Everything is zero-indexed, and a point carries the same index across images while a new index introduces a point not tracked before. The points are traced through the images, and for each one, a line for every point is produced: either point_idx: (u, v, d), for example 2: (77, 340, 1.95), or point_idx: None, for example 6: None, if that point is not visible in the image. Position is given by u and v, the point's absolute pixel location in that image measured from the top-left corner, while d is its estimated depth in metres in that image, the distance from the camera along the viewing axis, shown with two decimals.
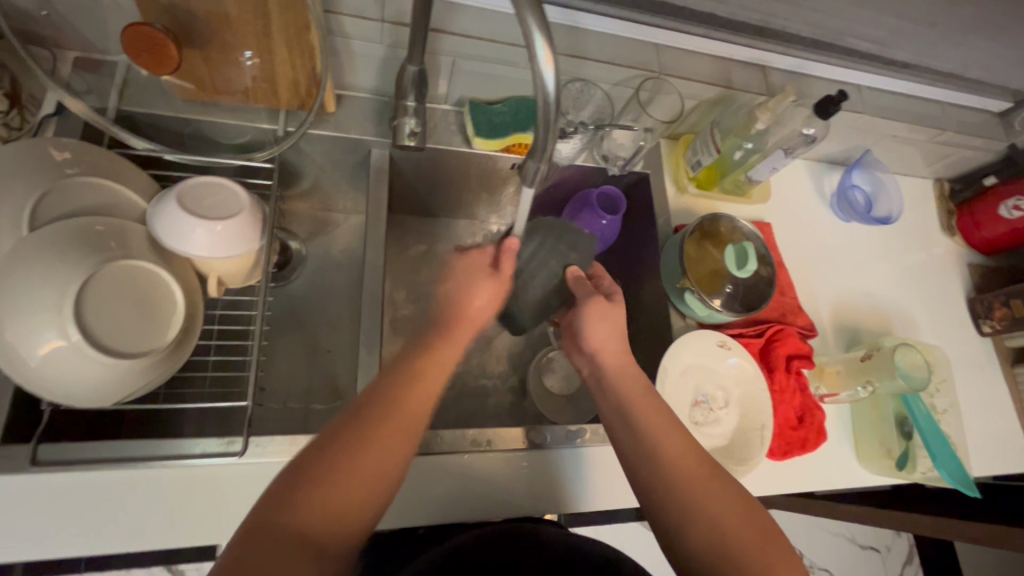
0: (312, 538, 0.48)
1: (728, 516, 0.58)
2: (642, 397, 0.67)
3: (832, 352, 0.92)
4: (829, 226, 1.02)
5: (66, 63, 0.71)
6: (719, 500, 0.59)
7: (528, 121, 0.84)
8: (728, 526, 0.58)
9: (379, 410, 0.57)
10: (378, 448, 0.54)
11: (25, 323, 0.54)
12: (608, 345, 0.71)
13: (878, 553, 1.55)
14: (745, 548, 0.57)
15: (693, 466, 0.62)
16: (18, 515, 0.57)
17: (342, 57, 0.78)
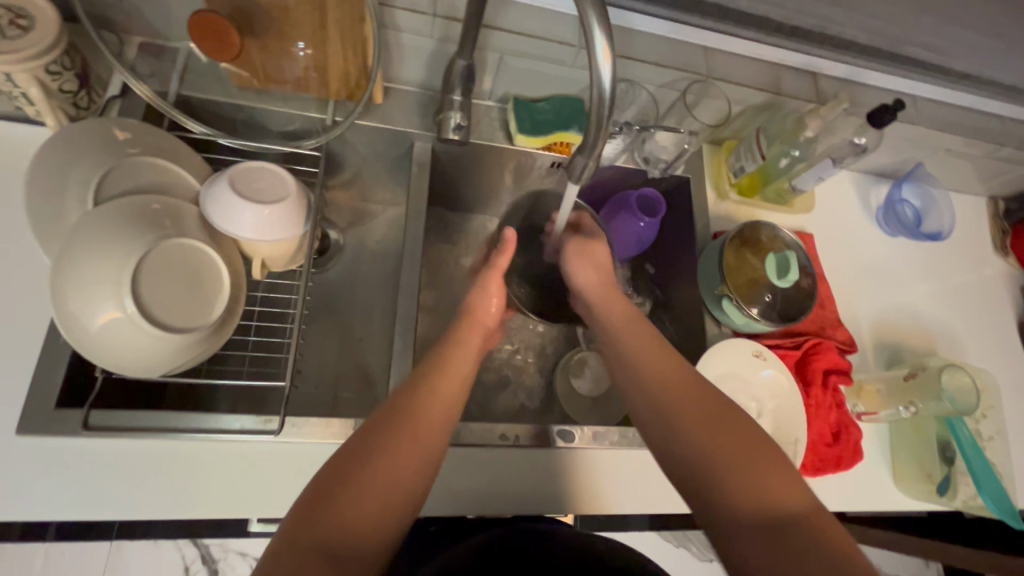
0: (339, 562, 0.47)
1: (715, 435, 0.57)
2: (631, 327, 0.67)
3: (871, 369, 0.90)
4: (874, 239, 0.99)
5: (131, 47, 0.74)
6: (707, 421, 0.58)
7: (571, 119, 0.84)
8: (717, 447, 0.56)
9: (398, 417, 0.56)
10: (396, 454, 0.54)
11: (86, 295, 0.56)
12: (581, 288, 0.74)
13: None
14: (738, 468, 0.55)
15: (681, 389, 0.61)
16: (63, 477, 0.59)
17: (392, 50, 0.79)
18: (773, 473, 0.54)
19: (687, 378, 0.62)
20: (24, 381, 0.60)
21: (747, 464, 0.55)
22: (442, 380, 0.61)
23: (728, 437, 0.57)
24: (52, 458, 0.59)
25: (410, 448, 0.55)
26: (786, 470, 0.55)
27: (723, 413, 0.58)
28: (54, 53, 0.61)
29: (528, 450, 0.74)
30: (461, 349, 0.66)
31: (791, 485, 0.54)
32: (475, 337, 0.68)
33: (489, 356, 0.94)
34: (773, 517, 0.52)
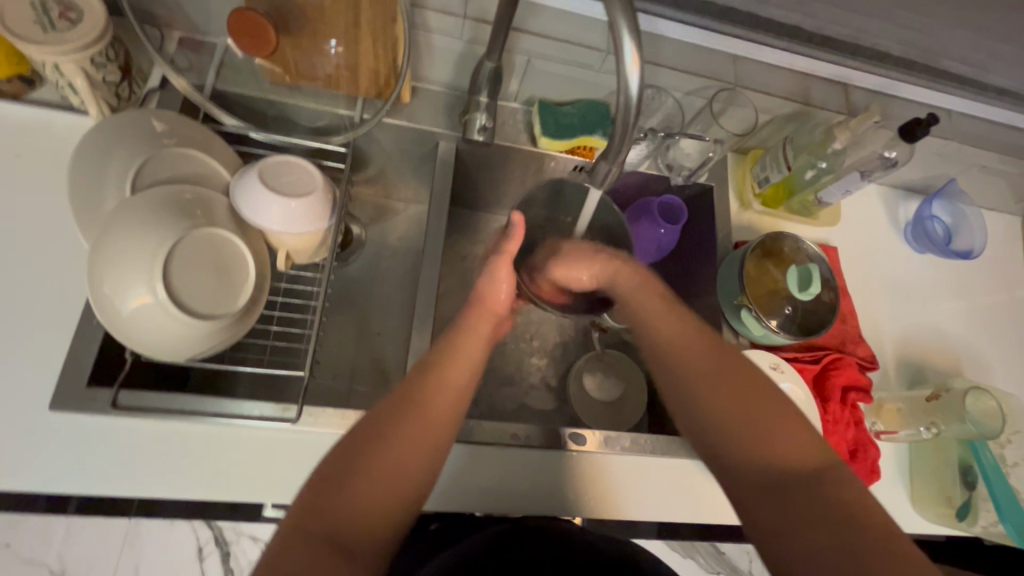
0: (347, 547, 0.48)
1: (738, 399, 0.58)
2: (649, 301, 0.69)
3: (892, 388, 0.88)
4: (900, 255, 0.97)
5: (172, 42, 0.77)
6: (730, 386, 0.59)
7: (596, 125, 0.84)
8: (740, 410, 0.57)
9: (410, 406, 0.58)
10: (406, 439, 0.56)
11: (121, 279, 0.58)
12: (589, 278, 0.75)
13: None
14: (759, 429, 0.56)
15: (703, 355, 0.62)
16: (87, 454, 0.61)
17: (422, 51, 0.80)
18: (787, 428, 0.55)
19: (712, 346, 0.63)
20: (59, 359, 0.63)
21: (769, 425, 0.56)
22: (451, 372, 0.63)
23: (753, 402, 0.58)
24: (80, 434, 0.61)
25: (422, 437, 0.57)
26: (792, 428, 0.56)
27: (747, 378, 0.60)
28: (100, 45, 0.63)
29: (539, 451, 0.75)
30: (467, 343, 0.67)
31: (795, 441, 0.55)
32: (483, 328, 0.70)
33: (502, 356, 0.95)
34: (776, 471, 0.53)
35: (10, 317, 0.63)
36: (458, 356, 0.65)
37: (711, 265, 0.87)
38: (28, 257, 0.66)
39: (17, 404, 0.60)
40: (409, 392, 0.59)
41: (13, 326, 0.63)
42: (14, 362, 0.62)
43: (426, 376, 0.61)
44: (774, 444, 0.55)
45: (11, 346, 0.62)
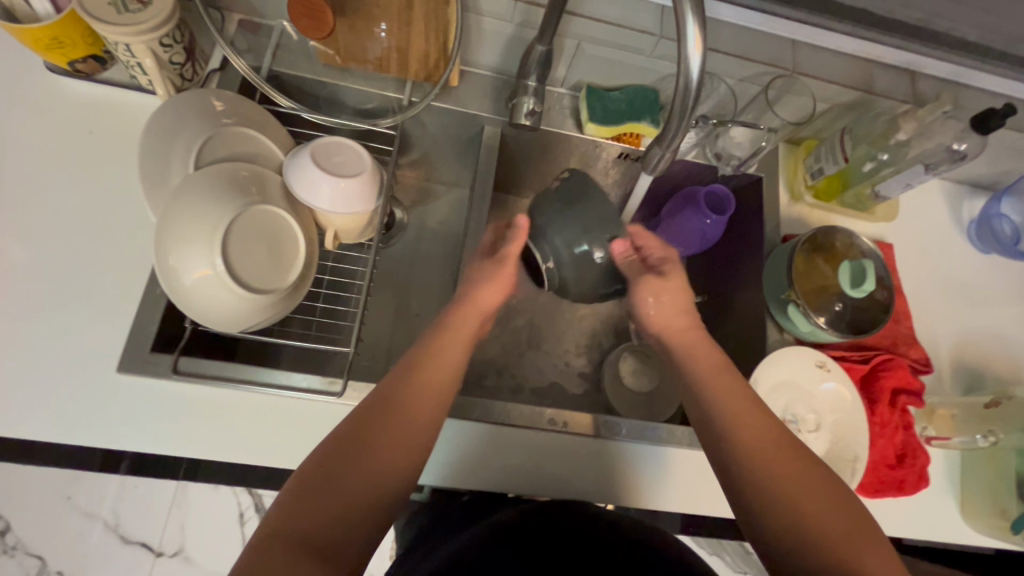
0: (321, 549, 0.49)
1: (791, 468, 0.58)
2: (721, 373, 0.66)
3: (946, 393, 0.84)
4: (961, 254, 0.92)
5: (232, 24, 0.79)
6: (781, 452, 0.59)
7: (642, 111, 0.83)
8: (793, 478, 0.57)
9: (378, 419, 0.57)
10: (383, 442, 0.56)
11: (185, 252, 0.61)
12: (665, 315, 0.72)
13: None
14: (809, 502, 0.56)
15: (753, 418, 0.62)
16: (146, 415, 0.64)
17: (472, 34, 0.80)
18: (854, 530, 0.54)
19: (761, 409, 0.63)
20: (124, 326, 0.66)
21: (808, 498, 0.56)
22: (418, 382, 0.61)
23: (803, 473, 0.58)
24: (142, 396, 0.65)
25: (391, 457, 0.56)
26: (862, 530, 0.54)
27: (789, 448, 0.60)
28: (168, 27, 0.66)
29: (574, 437, 0.75)
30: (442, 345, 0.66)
31: (864, 545, 0.53)
32: (463, 328, 0.69)
33: (538, 342, 0.95)
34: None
35: (80, 283, 0.67)
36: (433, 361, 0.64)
37: (756, 257, 0.85)
38: (97, 227, 0.70)
39: (87, 365, 0.64)
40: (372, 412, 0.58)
41: (83, 293, 0.67)
42: (84, 327, 0.66)
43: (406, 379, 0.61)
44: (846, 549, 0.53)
45: (82, 311, 0.66)
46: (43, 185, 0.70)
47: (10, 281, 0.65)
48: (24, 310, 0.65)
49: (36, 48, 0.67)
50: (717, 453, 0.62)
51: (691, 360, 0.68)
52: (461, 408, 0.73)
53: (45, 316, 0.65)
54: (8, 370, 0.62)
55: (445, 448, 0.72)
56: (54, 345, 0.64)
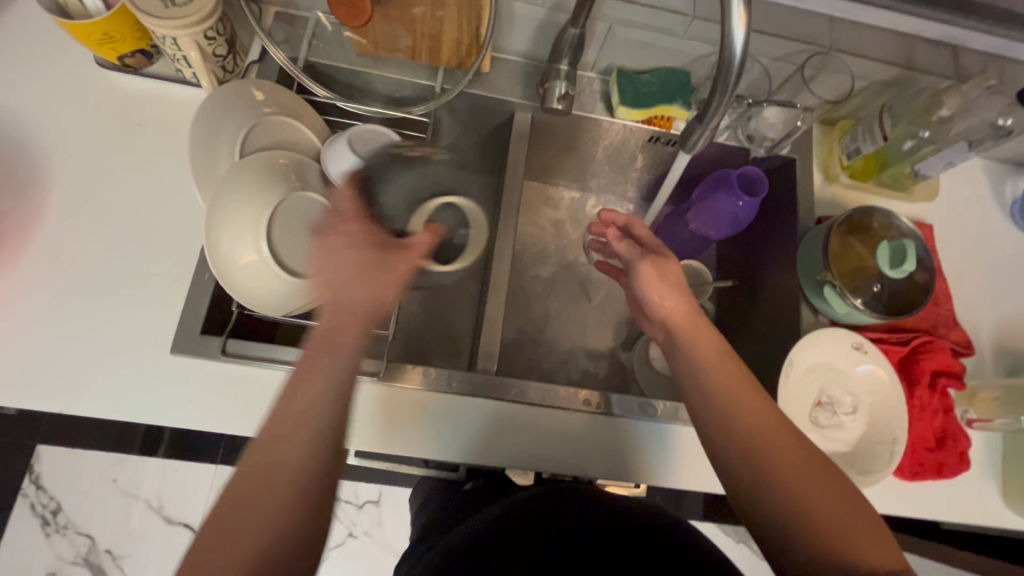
0: None
1: (789, 468, 0.55)
2: (719, 358, 0.62)
3: (988, 376, 0.82)
4: (1003, 235, 0.90)
5: (268, 16, 0.81)
6: (777, 454, 0.56)
7: (676, 92, 0.82)
8: (793, 481, 0.54)
9: (263, 458, 0.49)
10: (269, 486, 0.48)
11: (232, 238, 0.64)
12: (668, 300, 0.67)
13: None
14: (808, 504, 0.53)
15: (751, 405, 0.59)
16: (194, 393, 0.67)
17: (504, 20, 0.81)
18: (858, 522, 0.52)
19: (763, 406, 0.59)
20: (175, 311, 0.69)
21: (806, 490, 0.53)
22: (296, 412, 0.51)
23: (801, 461, 0.55)
24: (191, 376, 0.67)
25: (282, 502, 0.47)
26: (865, 517, 0.52)
27: (789, 437, 0.57)
28: (211, 19, 0.68)
29: (602, 418, 0.76)
30: (323, 357, 0.54)
31: (869, 537, 0.51)
32: (336, 335, 0.56)
33: (566, 327, 0.96)
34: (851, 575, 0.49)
35: (131, 269, 0.70)
36: (316, 379, 0.53)
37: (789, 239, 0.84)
38: (146, 216, 0.72)
39: (139, 347, 0.67)
40: (253, 457, 0.49)
41: (135, 279, 0.70)
42: (136, 311, 0.69)
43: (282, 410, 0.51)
44: (847, 545, 0.51)
45: (134, 296, 0.69)
46: (95, 176, 0.73)
47: (69, 267, 0.69)
48: (82, 295, 0.68)
49: (88, 44, 0.70)
50: (714, 441, 0.59)
51: (690, 349, 0.64)
52: (495, 389, 0.75)
53: (100, 300, 0.68)
54: (67, 352, 0.66)
55: (478, 429, 0.74)
56: (110, 328, 0.67)
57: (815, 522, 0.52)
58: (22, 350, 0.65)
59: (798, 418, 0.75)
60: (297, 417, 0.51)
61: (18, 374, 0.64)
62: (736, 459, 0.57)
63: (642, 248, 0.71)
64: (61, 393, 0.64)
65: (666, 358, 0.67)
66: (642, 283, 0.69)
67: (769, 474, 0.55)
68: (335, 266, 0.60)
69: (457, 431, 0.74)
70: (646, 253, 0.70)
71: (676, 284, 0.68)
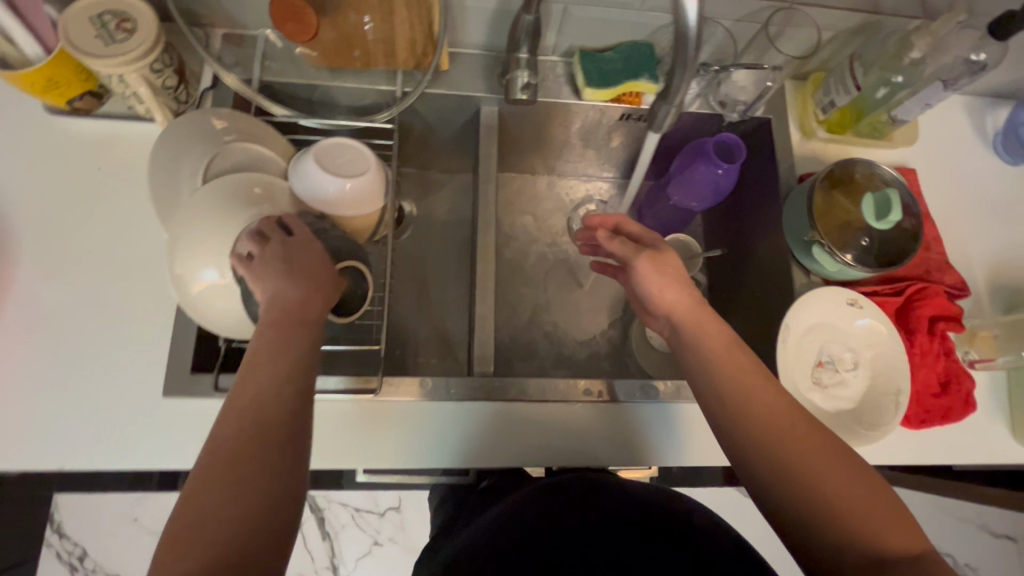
0: None
1: (821, 465, 0.54)
2: (728, 352, 0.61)
3: (985, 315, 0.82)
4: (989, 170, 0.89)
5: (216, 39, 0.79)
6: (803, 450, 0.55)
7: (641, 66, 0.80)
8: (825, 477, 0.53)
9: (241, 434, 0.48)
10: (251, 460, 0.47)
11: (205, 274, 0.62)
12: (669, 294, 0.65)
13: (979, 526, 1.49)
14: (841, 495, 0.53)
15: (766, 391, 0.58)
16: (193, 433, 0.66)
17: (456, 14, 0.79)
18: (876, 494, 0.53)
19: (781, 399, 0.58)
20: (162, 352, 0.69)
21: (831, 470, 0.54)
22: (263, 378, 0.51)
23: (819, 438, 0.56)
24: (187, 416, 0.67)
25: (262, 464, 0.47)
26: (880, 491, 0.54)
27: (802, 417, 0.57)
28: (156, 51, 0.66)
29: (603, 406, 0.76)
30: (284, 331, 0.54)
31: (893, 517, 0.52)
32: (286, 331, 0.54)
33: (560, 316, 0.96)
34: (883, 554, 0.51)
35: (111, 315, 0.69)
36: (277, 347, 0.53)
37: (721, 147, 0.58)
38: (121, 260, 0.71)
39: (131, 393, 0.67)
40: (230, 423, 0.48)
41: (116, 325, 0.69)
42: (122, 358, 0.68)
43: (253, 387, 0.50)
44: (873, 523, 0.52)
45: (120, 342, 0.68)
46: (65, 225, 0.72)
47: (50, 321, 0.68)
48: (67, 347, 0.67)
49: (32, 91, 0.68)
50: (733, 440, 0.58)
51: (698, 345, 0.62)
52: (494, 390, 0.74)
53: (84, 351, 0.67)
54: (57, 408, 0.65)
55: (482, 431, 0.74)
56: (98, 378, 0.67)
57: (843, 501, 0.53)
58: (13, 411, 0.64)
59: (799, 378, 0.75)
60: (268, 383, 0.50)
61: (14, 435, 0.63)
62: (760, 451, 0.56)
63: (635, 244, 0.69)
64: (62, 448, 0.64)
65: (672, 353, 0.65)
66: (641, 280, 0.67)
67: (800, 473, 0.54)
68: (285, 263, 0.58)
69: (461, 436, 0.74)
70: (641, 249, 0.68)
71: (671, 274, 0.66)
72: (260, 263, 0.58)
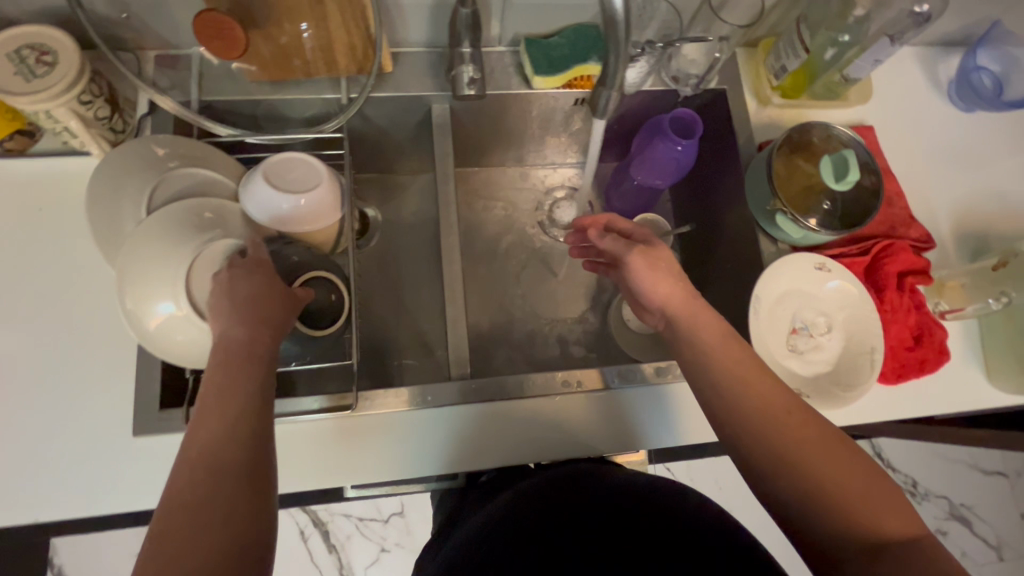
0: None
1: (821, 458, 0.54)
2: (723, 341, 0.61)
3: (952, 264, 0.82)
4: (945, 119, 0.89)
5: (148, 62, 0.76)
6: (802, 443, 0.55)
7: (589, 49, 0.79)
8: (827, 469, 0.53)
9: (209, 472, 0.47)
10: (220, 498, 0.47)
11: (160, 309, 0.61)
12: (664, 288, 0.64)
13: (970, 466, 1.52)
14: (839, 489, 0.53)
15: (759, 377, 0.58)
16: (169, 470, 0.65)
17: (393, 13, 0.77)
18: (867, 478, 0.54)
19: (779, 392, 0.58)
20: (128, 391, 0.67)
21: (826, 455, 0.54)
22: (208, 439, 0.49)
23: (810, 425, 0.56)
24: (160, 453, 0.65)
25: (223, 517, 0.46)
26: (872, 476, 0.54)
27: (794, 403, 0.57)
28: (81, 82, 0.63)
29: (591, 395, 0.75)
30: (243, 366, 0.53)
31: (888, 504, 0.53)
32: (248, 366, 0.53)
33: (536, 308, 0.95)
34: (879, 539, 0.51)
35: (70, 359, 0.67)
36: (219, 400, 0.50)
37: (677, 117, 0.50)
38: (75, 302, 0.69)
39: (100, 437, 0.65)
40: (176, 492, 0.46)
41: (76, 369, 0.67)
42: (87, 401, 0.66)
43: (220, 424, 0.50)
44: (868, 509, 0.52)
45: (83, 386, 0.66)
46: (10, 271, 0.69)
47: (7, 372, 0.66)
48: (28, 396, 0.65)
49: None
50: (729, 428, 0.58)
51: (693, 338, 0.61)
52: (470, 393, 0.74)
53: (46, 399, 0.66)
54: (24, 461, 0.63)
55: (464, 435, 0.73)
56: (64, 425, 0.65)
57: (839, 486, 0.53)
58: None
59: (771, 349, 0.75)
60: (213, 444, 0.49)
61: None
62: (756, 437, 0.56)
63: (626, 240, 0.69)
64: (35, 500, 0.62)
65: (670, 345, 0.64)
66: (635, 276, 0.66)
67: (801, 469, 0.54)
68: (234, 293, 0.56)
69: (445, 441, 0.73)
70: (631, 244, 0.67)
71: (661, 266, 0.65)
72: (211, 299, 0.56)
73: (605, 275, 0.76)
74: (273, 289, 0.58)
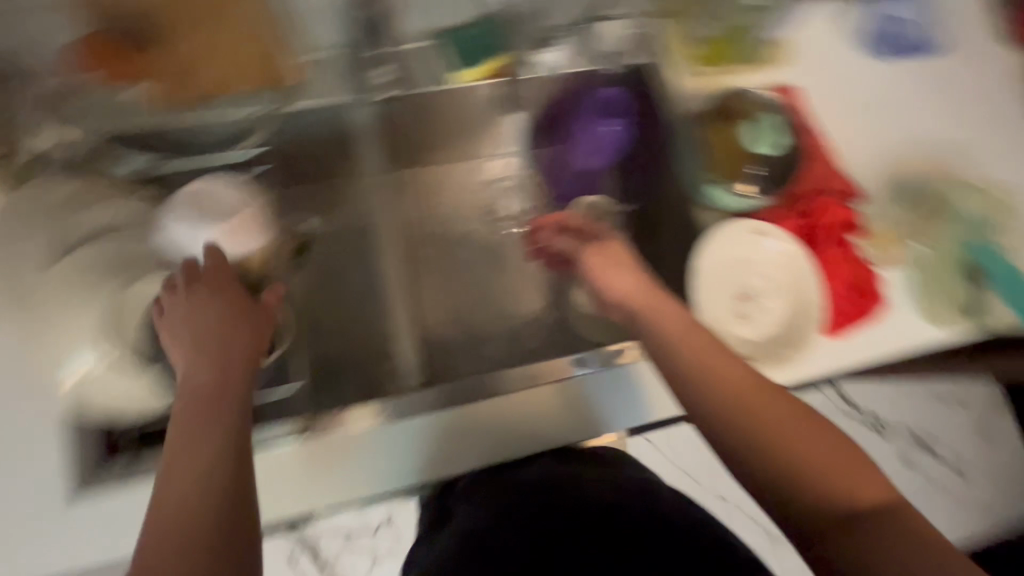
0: None
1: (773, 424, 0.53)
2: (676, 320, 0.65)
3: (885, 210, 0.82)
4: (864, 67, 0.88)
5: (48, 99, 0.75)
6: (755, 417, 0.54)
7: (495, 41, 0.84)
8: (778, 431, 0.52)
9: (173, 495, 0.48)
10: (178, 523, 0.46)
11: None
12: (627, 288, 0.72)
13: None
14: (792, 452, 0.51)
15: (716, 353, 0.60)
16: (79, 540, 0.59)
17: (297, 21, 0.79)
18: (839, 451, 0.51)
19: (733, 365, 0.59)
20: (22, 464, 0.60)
21: (791, 430, 0.52)
22: (182, 478, 0.49)
23: (773, 399, 0.55)
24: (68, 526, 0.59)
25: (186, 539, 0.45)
26: (843, 448, 0.52)
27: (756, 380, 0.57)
28: None
29: (546, 388, 0.74)
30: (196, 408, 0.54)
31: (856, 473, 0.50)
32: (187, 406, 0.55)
33: (486, 304, 0.93)
34: (851, 511, 0.47)
35: None
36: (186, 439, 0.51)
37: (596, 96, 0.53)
38: None
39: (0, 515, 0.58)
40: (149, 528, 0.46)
41: None
42: None
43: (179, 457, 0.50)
44: (838, 483, 0.49)
45: None
46: None
47: None
48: None
49: None
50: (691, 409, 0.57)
51: (655, 321, 0.66)
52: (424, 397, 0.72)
53: None
54: None
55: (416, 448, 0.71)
56: None
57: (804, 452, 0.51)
58: None
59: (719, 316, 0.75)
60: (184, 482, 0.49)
61: None
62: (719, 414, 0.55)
63: (579, 237, 0.83)
64: None
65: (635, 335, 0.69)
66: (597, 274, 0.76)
67: (757, 435, 0.53)
68: (192, 318, 0.64)
69: (395, 458, 0.70)
70: (585, 242, 0.81)
71: (620, 266, 0.75)
72: (167, 313, 0.65)
73: (562, 270, 0.90)
74: (241, 310, 0.66)
